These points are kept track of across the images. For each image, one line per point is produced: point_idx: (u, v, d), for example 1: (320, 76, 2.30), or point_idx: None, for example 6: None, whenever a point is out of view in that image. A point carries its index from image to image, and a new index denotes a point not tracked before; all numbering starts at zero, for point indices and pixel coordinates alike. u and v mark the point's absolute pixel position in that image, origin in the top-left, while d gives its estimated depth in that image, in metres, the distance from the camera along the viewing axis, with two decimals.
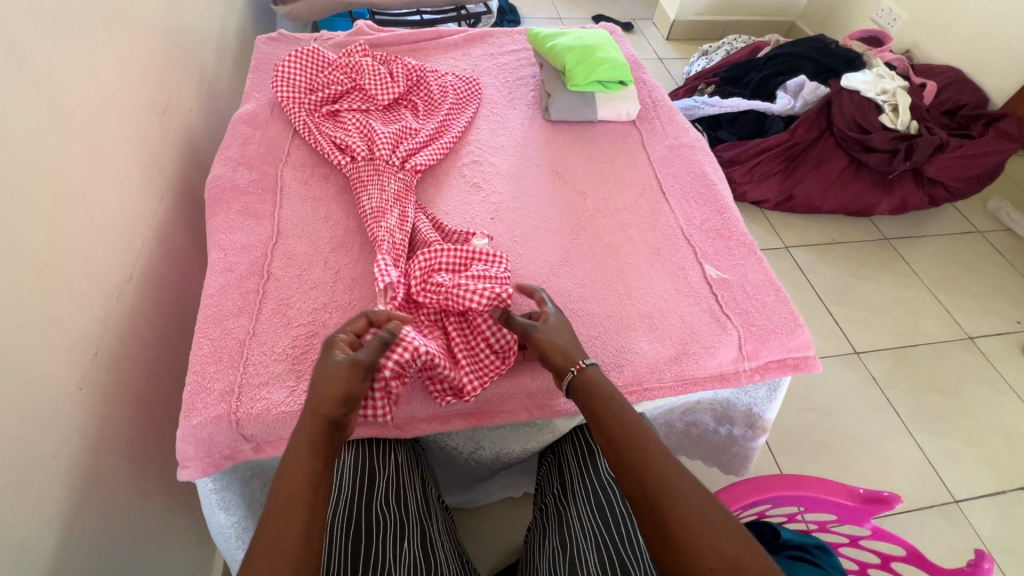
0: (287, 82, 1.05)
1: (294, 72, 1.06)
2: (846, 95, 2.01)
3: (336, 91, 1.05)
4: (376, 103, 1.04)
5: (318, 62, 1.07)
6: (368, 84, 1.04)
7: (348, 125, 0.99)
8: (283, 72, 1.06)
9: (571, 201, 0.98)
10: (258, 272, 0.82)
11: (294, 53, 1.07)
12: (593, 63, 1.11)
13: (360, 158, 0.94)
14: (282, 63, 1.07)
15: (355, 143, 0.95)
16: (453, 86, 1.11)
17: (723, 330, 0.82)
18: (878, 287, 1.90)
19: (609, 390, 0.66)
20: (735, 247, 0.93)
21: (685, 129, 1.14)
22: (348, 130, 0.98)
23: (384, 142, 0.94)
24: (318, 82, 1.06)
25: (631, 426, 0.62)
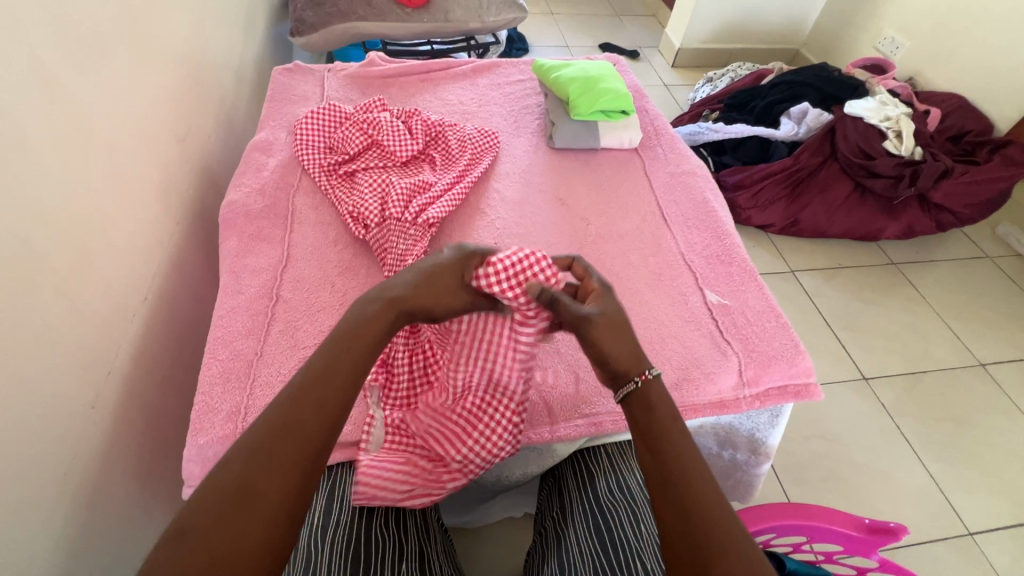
0: (307, 145, 1.05)
1: (314, 134, 1.07)
2: (850, 121, 2.03)
3: (354, 149, 1.03)
4: (397, 159, 1.03)
5: (335, 118, 1.09)
6: (388, 142, 1.03)
7: (364, 179, 0.99)
8: (303, 135, 1.06)
9: (574, 228, 1.00)
10: (267, 294, 0.84)
11: (312, 115, 1.08)
12: (596, 94, 1.15)
13: (377, 212, 0.92)
14: (303, 122, 1.08)
15: (373, 198, 0.94)
16: (471, 139, 1.09)
17: (724, 355, 0.83)
18: (886, 312, 1.89)
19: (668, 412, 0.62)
20: (736, 273, 0.94)
21: (687, 157, 1.16)
22: (366, 188, 0.97)
23: (398, 199, 0.93)
24: (336, 140, 1.06)
25: (678, 472, 0.59)
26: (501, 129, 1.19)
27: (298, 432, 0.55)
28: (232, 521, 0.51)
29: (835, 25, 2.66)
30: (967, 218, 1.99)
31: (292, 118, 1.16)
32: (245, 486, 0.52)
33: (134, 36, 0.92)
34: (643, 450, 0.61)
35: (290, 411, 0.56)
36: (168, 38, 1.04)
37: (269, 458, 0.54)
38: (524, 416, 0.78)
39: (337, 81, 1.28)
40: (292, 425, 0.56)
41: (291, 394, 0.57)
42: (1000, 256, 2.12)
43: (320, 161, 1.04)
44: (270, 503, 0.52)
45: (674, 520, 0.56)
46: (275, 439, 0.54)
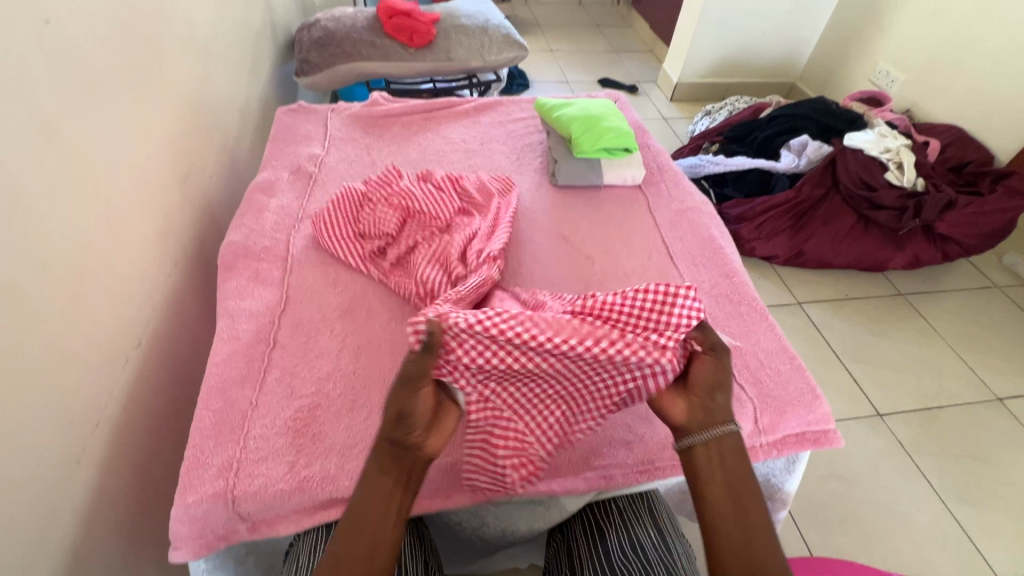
0: (330, 226, 0.97)
1: (335, 220, 0.98)
2: (850, 154, 2.04)
3: (388, 230, 0.97)
4: (436, 221, 0.99)
5: (353, 201, 1.02)
6: (423, 209, 1.00)
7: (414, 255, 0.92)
8: (323, 220, 0.98)
9: (579, 267, 0.98)
10: (264, 339, 0.82)
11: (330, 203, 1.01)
12: (599, 131, 1.15)
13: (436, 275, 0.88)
14: (320, 215, 0.99)
15: (426, 261, 0.90)
16: (489, 187, 1.09)
17: (737, 400, 0.80)
18: (897, 345, 1.85)
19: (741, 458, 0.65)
20: (747, 312, 0.92)
21: (691, 193, 1.15)
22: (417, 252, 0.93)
23: (460, 255, 0.90)
24: (364, 225, 0.98)
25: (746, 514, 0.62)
26: (509, 169, 1.18)
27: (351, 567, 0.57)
28: None
29: (830, 60, 2.72)
30: (974, 248, 1.98)
31: (295, 158, 1.16)
32: None
33: (138, 81, 0.92)
34: (720, 492, 0.64)
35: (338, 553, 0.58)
36: (172, 82, 1.04)
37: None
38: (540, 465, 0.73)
39: (340, 120, 1.28)
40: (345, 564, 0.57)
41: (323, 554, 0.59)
42: (1009, 286, 2.09)
43: (347, 244, 0.95)
44: None
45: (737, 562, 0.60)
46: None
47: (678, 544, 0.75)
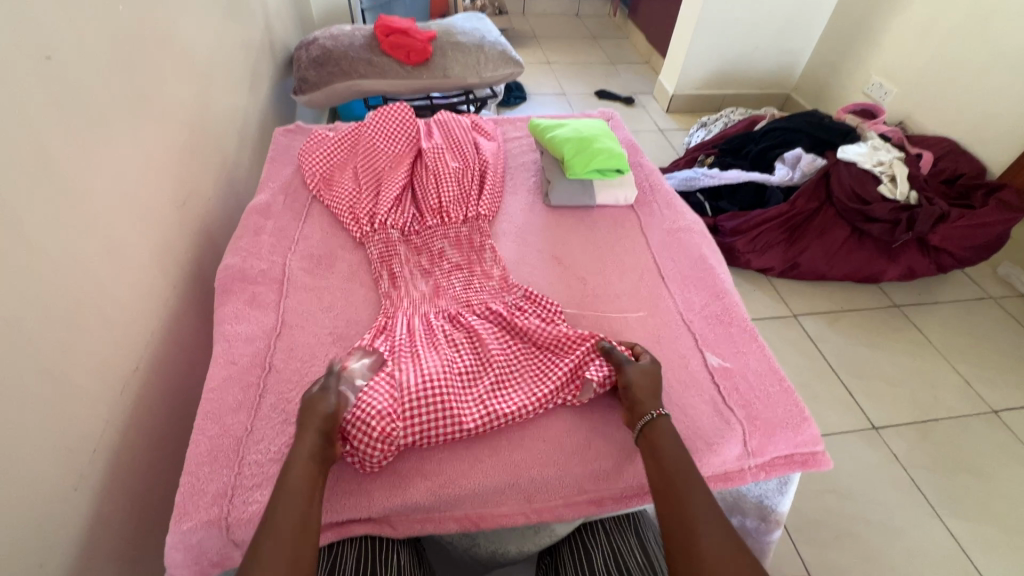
0: (314, 158, 1.19)
1: (322, 153, 1.20)
2: (843, 167, 2.05)
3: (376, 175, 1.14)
4: (406, 155, 1.18)
5: (329, 146, 1.21)
6: (417, 185, 1.13)
7: (391, 191, 1.09)
8: (311, 152, 1.20)
9: (571, 288, 1.00)
10: (260, 363, 0.83)
11: (317, 141, 1.21)
12: (591, 152, 1.14)
13: (365, 164, 1.17)
14: (306, 154, 1.20)
15: (388, 206, 1.07)
16: (488, 166, 1.20)
17: (727, 423, 0.81)
18: (891, 357, 1.86)
19: (677, 441, 0.69)
20: (737, 334, 0.94)
21: (682, 213, 1.17)
22: (361, 134, 1.23)
23: (450, 198, 1.10)
24: (363, 172, 1.15)
25: (677, 476, 0.65)
26: (503, 186, 1.20)
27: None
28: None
29: (822, 73, 2.75)
30: (967, 260, 2.00)
31: (291, 180, 1.18)
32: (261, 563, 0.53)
33: (137, 109, 0.94)
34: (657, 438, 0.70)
35: None
36: (172, 107, 1.06)
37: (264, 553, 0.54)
38: (536, 492, 0.74)
39: None
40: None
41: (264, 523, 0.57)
42: (1004, 297, 2.11)
43: (345, 177, 1.14)
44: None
45: (677, 527, 0.60)
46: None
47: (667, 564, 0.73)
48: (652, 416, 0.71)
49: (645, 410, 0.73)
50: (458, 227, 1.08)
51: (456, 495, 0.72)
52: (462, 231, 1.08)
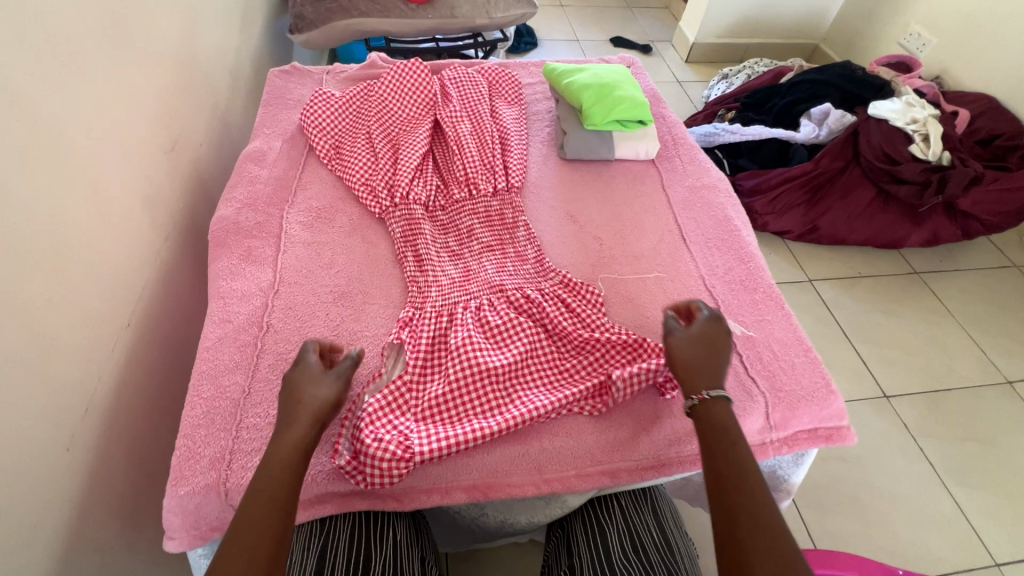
0: (317, 118, 1.07)
1: (325, 112, 1.08)
2: (873, 124, 1.93)
3: (389, 142, 1.03)
4: (421, 119, 1.07)
5: (334, 104, 1.09)
6: (438, 156, 1.04)
7: (408, 159, 0.98)
8: (314, 109, 1.08)
9: (586, 248, 0.94)
10: (257, 322, 0.78)
11: (321, 99, 1.09)
12: (612, 101, 1.05)
13: (380, 129, 1.06)
14: (312, 111, 1.08)
15: (409, 176, 0.96)
16: (510, 126, 1.10)
17: (750, 395, 0.76)
18: (907, 325, 1.81)
19: (728, 421, 0.63)
20: (762, 301, 0.88)
21: (707, 169, 1.09)
22: (373, 95, 1.11)
23: (475, 163, 0.99)
24: (375, 138, 1.04)
25: (722, 458, 0.60)
26: (526, 149, 1.09)
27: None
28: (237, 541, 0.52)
29: (856, 20, 2.55)
30: (996, 227, 1.90)
31: (287, 126, 1.09)
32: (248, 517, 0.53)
33: (115, 41, 0.85)
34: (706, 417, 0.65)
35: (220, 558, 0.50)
36: (155, 40, 0.97)
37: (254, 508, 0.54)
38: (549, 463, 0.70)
39: (335, 84, 1.21)
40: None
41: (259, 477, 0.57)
42: None
43: (355, 142, 1.04)
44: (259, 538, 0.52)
45: (721, 514, 0.56)
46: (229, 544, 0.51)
47: (682, 542, 0.71)
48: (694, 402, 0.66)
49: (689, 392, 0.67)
50: (488, 200, 0.97)
51: (463, 463, 0.68)
52: (491, 205, 0.97)
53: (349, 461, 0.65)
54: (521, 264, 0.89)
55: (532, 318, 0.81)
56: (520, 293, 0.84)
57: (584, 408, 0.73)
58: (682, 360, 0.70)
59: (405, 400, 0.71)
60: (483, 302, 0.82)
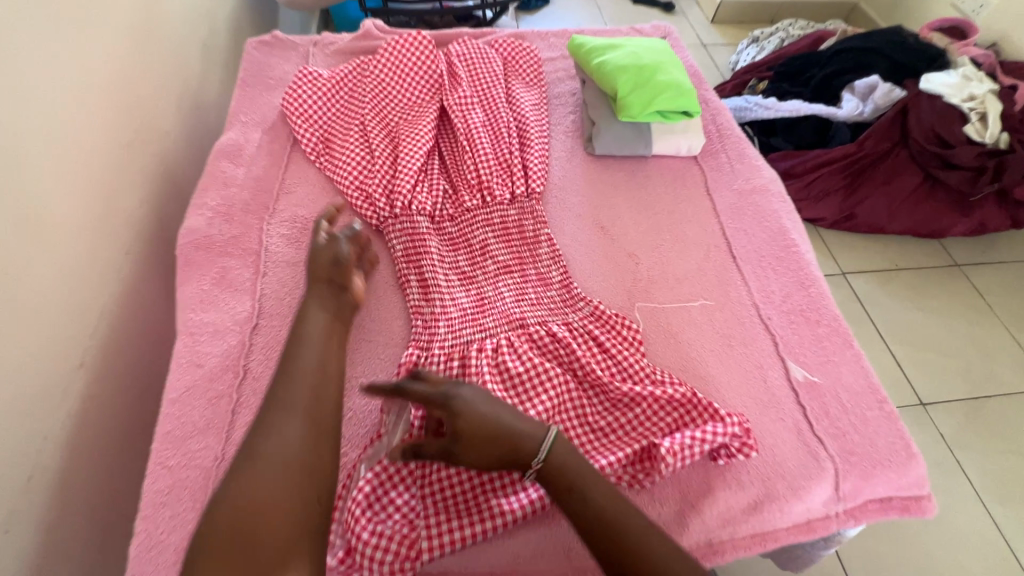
0: (301, 105, 0.90)
1: (311, 97, 0.91)
2: (926, 101, 1.71)
3: (386, 135, 0.87)
4: (426, 106, 0.91)
5: (322, 87, 0.92)
6: (444, 151, 0.88)
7: (409, 157, 0.83)
8: (298, 92, 0.91)
9: (620, 269, 0.80)
10: (232, 367, 0.66)
11: (307, 80, 0.92)
12: (653, 88, 0.87)
13: (376, 117, 0.89)
14: (296, 95, 0.91)
15: (410, 180, 0.81)
16: (529, 113, 0.93)
17: (817, 461, 0.65)
18: (948, 326, 1.68)
19: (579, 476, 0.56)
20: (826, 338, 0.75)
21: (758, 167, 0.94)
22: (368, 74, 0.94)
23: (488, 163, 0.84)
24: (370, 129, 0.88)
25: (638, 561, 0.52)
26: (547, 142, 0.92)
27: (262, 541, 0.51)
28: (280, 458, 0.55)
29: None
30: None
31: (268, 111, 0.93)
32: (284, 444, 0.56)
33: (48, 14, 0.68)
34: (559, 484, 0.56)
35: (264, 476, 0.54)
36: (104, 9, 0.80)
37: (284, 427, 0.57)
38: (580, 547, 0.59)
39: (323, 58, 1.03)
40: (252, 539, 0.51)
41: (281, 393, 0.60)
42: None
43: (347, 135, 0.88)
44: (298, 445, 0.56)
45: None
46: (274, 463, 0.55)
47: None
48: (536, 467, 0.57)
49: (524, 462, 0.58)
50: (504, 208, 0.83)
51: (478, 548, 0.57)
52: (508, 214, 0.82)
53: (343, 559, 0.56)
54: (545, 289, 0.76)
55: (560, 362, 0.69)
56: (543, 330, 0.71)
57: (626, 480, 0.61)
58: (486, 462, 0.58)
59: (407, 478, 0.60)
60: (502, 342, 0.69)
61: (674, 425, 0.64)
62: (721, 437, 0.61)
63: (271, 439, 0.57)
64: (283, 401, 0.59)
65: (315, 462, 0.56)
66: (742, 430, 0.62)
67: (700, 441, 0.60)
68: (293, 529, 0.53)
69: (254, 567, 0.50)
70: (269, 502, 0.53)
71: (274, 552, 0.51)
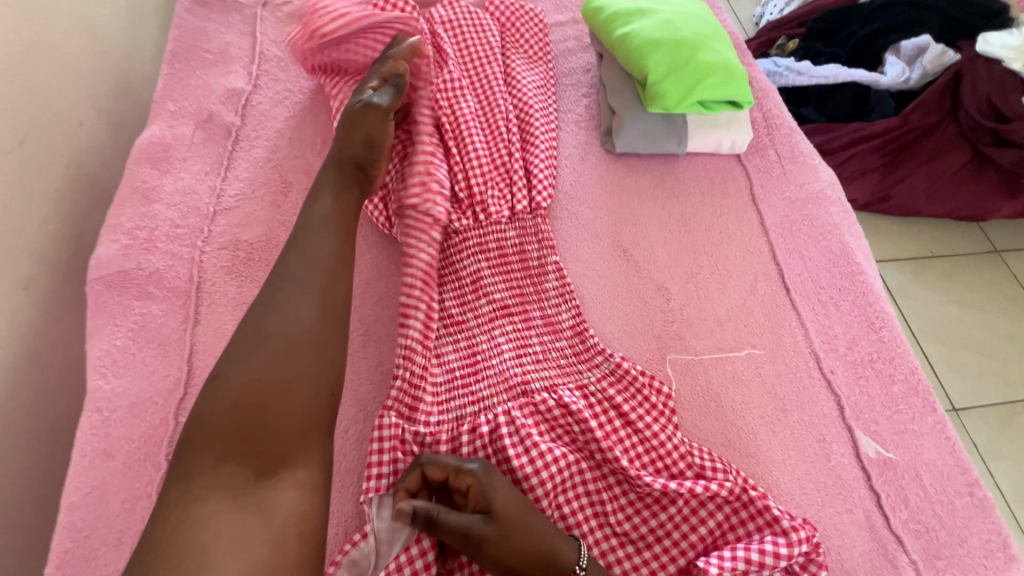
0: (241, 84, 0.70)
1: None
2: (982, 66, 1.38)
3: None
4: None
5: None
6: None
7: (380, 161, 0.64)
8: None
9: (648, 306, 0.65)
10: (154, 455, 0.51)
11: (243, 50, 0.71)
12: (692, 72, 0.70)
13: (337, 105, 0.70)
14: None
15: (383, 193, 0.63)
16: (534, 100, 0.74)
17: (894, 568, 0.52)
18: (984, 321, 1.39)
19: None
20: (903, 398, 0.60)
21: (814, 168, 0.76)
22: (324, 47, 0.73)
23: (484, 171, 0.66)
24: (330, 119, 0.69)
25: None
26: (556, 137, 0.74)
27: (271, 433, 0.47)
28: (273, 366, 0.49)
29: None
30: None
31: (203, 96, 0.73)
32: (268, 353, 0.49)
33: None
34: None
35: (254, 390, 0.48)
36: None
37: (270, 337, 0.50)
38: None
39: (274, 24, 0.82)
40: (259, 428, 0.47)
41: (276, 284, 0.53)
42: None
43: None
44: (297, 345, 0.50)
45: None
46: (263, 368, 0.49)
47: None
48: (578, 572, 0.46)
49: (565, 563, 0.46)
50: (501, 228, 0.66)
51: None
52: (506, 236, 0.66)
53: None
54: (552, 339, 0.61)
55: (574, 441, 0.55)
56: (552, 398, 0.56)
57: None
58: (518, 561, 0.45)
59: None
60: (500, 417, 0.54)
61: (716, 533, 0.51)
62: (787, 560, 0.47)
63: (256, 350, 0.50)
64: (271, 302, 0.52)
65: (325, 348, 0.51)
66: (812, 542, 0.48)
67: (758, 566, 0.47)
68: (303, 428, 0.48)
69: (258, 465, 0.46)
70: (273, 388, 0.48)
71: (282, 445, 0.47)
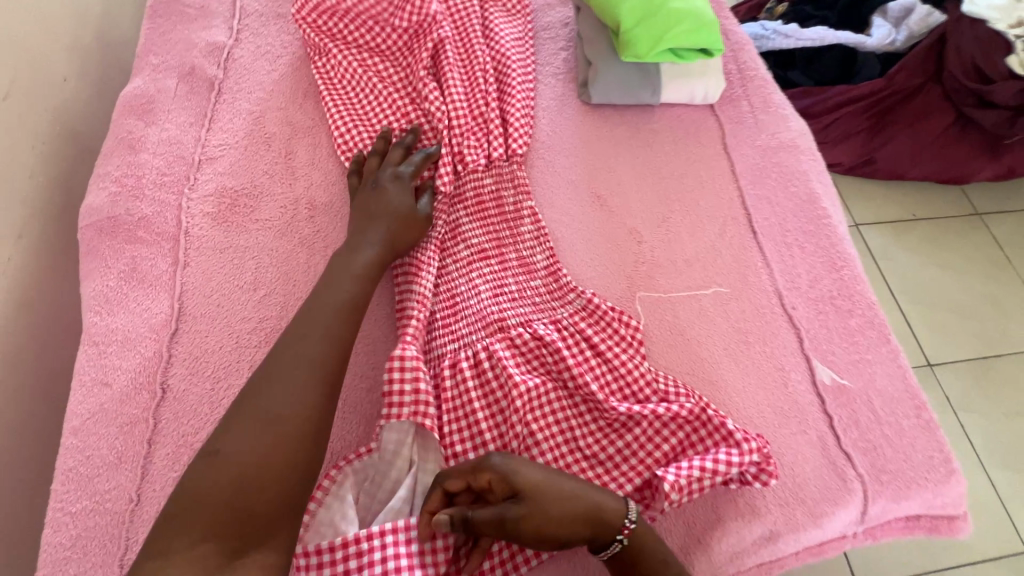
0: None
1: None
2: (965, 27, 1.34)
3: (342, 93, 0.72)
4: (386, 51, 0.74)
5: None
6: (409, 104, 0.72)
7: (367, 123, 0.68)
8: None
9: (621, 248, 0.68)
10: (149, 384, 0.54)
11: None
12: (665, 19, 0.71)
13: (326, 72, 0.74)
14: None
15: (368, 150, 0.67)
16: (510, 51, 0.75)
17: (842, 482, 0.56)
18: (963, 281, 1.41)
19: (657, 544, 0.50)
20: (860, 331, 0.64)
21: (786, 117, 0.78)
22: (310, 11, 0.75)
23: (461, 121, 0.68)
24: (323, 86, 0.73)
25: None
26: (533, 87, 0.76)
27: (255, 511, 0.44)
28: (261, 438, 0.46)
29: None
30: None
31: (185, 50, 0.75)
32: (264, 428, 0.47)
33: None
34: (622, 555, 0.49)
35: (237, 465, 0.45)
36: None
37: (271, 406, 0.48)
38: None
39: None
40: (235, 510, 0.44)
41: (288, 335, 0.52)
42: None
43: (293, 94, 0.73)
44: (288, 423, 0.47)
45: None
46: (254, 443, 0.46)
47: None
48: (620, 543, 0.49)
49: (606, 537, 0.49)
50: (479, 176, 0.68)
51: None
52: (483, 184, 0.68)
53: None
54: (528, 279, 0.64)
55: (547, 371, 0.58)
56: (527, 332, 0.59)
57: None
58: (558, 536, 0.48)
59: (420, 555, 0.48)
60: (478, 351, 0.58)
61: (679, 449, 0.54)
62: (737, 467, 0.52)
63: (250, 418, 0.47)
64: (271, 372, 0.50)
65: (323, 430, 0.48)
66: (761, 451, 0.53)
67: (711, 474, 0.51)
68: (280, 509, 0.45)
69: (230, 543, 0.43)
70: (259, 471, 0.45)
71: (252, 525, 0.44)
